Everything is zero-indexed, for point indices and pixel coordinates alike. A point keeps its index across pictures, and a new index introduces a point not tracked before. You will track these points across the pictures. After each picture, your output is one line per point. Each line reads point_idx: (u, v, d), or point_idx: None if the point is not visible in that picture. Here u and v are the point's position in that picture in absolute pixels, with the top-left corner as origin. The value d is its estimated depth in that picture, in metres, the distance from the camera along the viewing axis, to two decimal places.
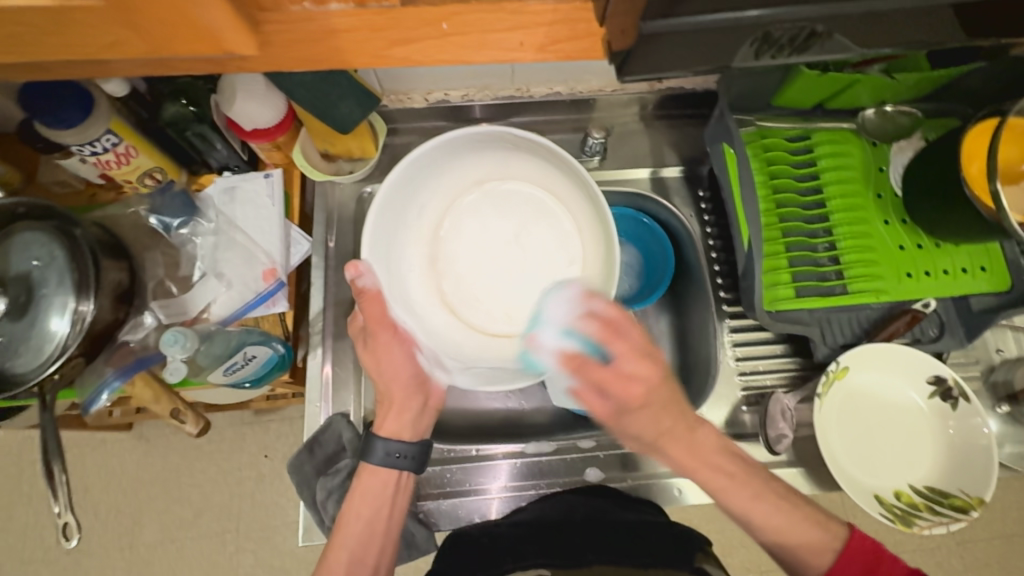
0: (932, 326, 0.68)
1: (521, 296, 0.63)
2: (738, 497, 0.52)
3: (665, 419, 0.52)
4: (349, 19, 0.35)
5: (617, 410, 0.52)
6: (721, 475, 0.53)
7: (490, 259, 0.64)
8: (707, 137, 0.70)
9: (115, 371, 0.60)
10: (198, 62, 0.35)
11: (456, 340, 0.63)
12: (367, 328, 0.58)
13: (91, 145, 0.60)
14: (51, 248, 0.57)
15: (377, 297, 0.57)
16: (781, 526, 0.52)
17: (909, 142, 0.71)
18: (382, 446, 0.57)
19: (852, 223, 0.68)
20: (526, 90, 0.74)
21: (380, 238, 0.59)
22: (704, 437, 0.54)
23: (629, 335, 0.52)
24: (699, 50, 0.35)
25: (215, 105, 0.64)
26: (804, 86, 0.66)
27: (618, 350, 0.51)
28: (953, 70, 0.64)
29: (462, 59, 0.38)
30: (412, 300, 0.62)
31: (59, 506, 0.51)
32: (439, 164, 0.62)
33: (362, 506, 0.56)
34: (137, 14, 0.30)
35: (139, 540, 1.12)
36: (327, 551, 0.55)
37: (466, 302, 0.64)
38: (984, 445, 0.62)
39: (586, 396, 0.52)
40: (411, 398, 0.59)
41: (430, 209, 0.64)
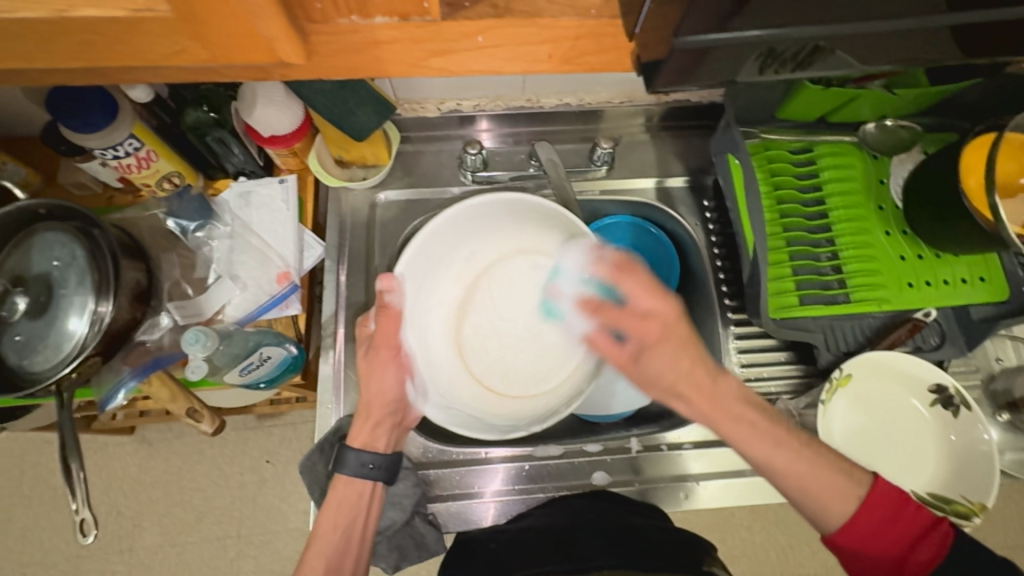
0: (934, 335, 0.70)
1: (525, 367, 0.68)
2: (766, 449, 0.52)
3: (683, 357, 0.55)
4: (395, 32, 0.36)
5: (635, 351, 0.58)
6: (742, 424, 0.54)
7: (510, 323, 0.69)
8: (712, 148, 0.72)
9: (132, 370, 0.62)
10: (247, 69, 0.36)
11: (452, 380, 0.67)
12: (374, 342, 0.60)
13: (113, 149, 0.61)
14: (72, 248, 0.59)
15: (393, 318, 0.59)
16: (802, 473, 0.51)
17: (911, 155, 0.73)
18: (358, 456, 0.58)
19: (854, 234, 0.70)
20: (536, 101, 0.76)
21: (421, 261, 0.64)
22: (727, 385, 0.55)
23: (642, 275, 0.58)
24: (714, 66, 0.37)
25: (236, 112, 0.66)
26: (808, 100, 0.68)
27: (628, 289, 0.57)
28: (953, 86, 0.66)
29: (494, 70, 0.39)
30: (426, 336, 0.67)
31: (76, 501, 0.52)
32: (496, 220, 0.66)
33: (337, 516, 0.57)
34: (198, 25, 0.32)
35: (139, 545, 1.11)
36: (304, 560, 0.57)
37: (475, 348, 0.68)
38: (984, 452, 0.63)
39: (598, 338, 0.61)
40: (389, 415, 0.61)
41: (476, 258, 0.69)
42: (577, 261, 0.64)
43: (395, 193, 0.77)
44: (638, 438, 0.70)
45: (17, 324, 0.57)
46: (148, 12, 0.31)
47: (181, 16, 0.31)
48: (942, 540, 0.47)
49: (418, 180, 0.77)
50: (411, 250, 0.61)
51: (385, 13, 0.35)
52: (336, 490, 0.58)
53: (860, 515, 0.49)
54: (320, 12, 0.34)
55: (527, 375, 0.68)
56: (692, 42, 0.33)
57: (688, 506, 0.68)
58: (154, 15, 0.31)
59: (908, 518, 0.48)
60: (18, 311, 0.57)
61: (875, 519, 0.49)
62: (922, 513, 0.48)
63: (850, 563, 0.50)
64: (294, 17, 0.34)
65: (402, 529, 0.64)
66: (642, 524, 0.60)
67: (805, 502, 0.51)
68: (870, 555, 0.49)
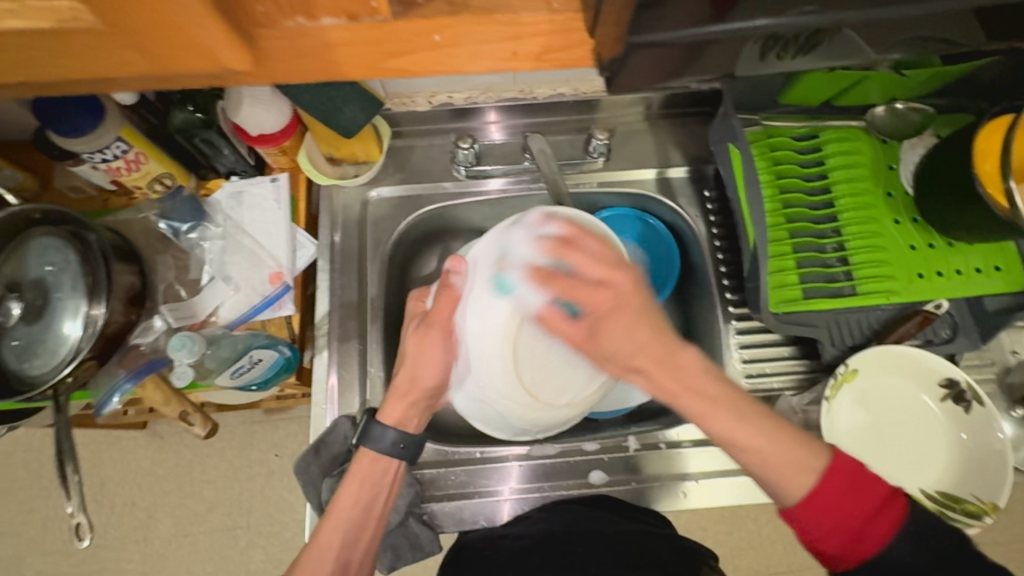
0: (945, 327, 0.67)
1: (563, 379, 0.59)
2: (719, 417, 0.50)
3: (641, 330, 0.50)
4: (347, 34, 0.34)
5: (584, 334, 0.53)
6: (701, 399, 0.50)
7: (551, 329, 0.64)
8: (712, 137, 0.69)
9: (127, 374, 0.62)
10: (202, 78, 0.35)
11: (493, 377, 0.57)
12: (427, 319, 0.60)
13: (101, 152, 0.61)
14: (65, 254, 0.59)
15: (452, 298, 0.58)
16: (762, 447, 0.48)
17: (923, 139, 0.70)
18: (387, 434, 0.58)
19: (861, 223, 0.68)
20: (529, 91, 0.74)
21: (498, 251, 0.60)
22: (688, 360, 0.51)
23: (587, 250, 0.53)
24: (688, 61, 0.35)
25: (222, 111, 0.65)
26: (810, 84, 0.66)
27: (579, 261, 0.53)
28: (965, 66, 0.63)
29: (458, 71, 0.38)
30: (484, 332, 0.56)
31: (72, 504, 0.53)
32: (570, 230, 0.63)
33: (360, 490, 0.57)
34: (134, 36, 0.31)
35: (154, 536, 1.14)
36: (319, 533, 0.56)
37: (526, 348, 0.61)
38: (998, 451, 0.61)
39: (553, 319, 0.54)
40: (424, 398, 0.61)
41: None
42: (527, 237, 0.55)
43: (387, 189, 0.75)
44: (636, 436, 0.69)
45: (12, 329, 0.57)
46: (75, 23, 0.30)
47: (113, 24, 0.30)
48: (898, 516, 0.44)
49: (411, 176, 0.76)
50: (489, 236, 0.58)
51: (333, 14, 0.34)
52: (360, 463, 0.58)
53: (814, 491, 0.46)
54: (265, 16, 0.33)
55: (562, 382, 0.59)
56: (652, 38, 0.32)
57: (687, 504, 0.67)
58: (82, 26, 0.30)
59: (864, 488, 0.45)
60: (13, 316, 0.57)
61: (840, 490, 0.45)
62: (878, 486, 0.45)
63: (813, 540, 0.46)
64: (239, 24, 0.33)
65: (397, 530, 0.64)
66: (632, 531, 0.60)
67: (766, 473, 0.48)
68: (828, 529, 0.45)
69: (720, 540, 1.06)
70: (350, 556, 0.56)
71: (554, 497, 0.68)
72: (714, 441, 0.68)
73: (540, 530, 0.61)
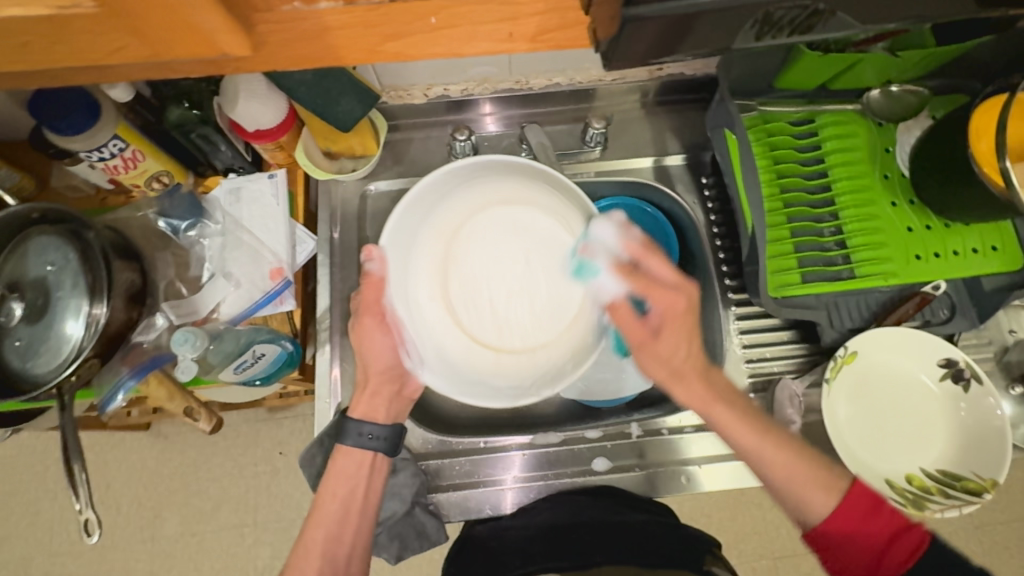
0: (943, 308, 0.68)
1: (523, 322, 0.63)
2: (739, 429, 0.55)
3: (694, 339, 0.56)
4: (341, 17, 0.35)
5: (646, 337, 0.58)
6: (728, 410, 0.55)
7: (494, 278, 0.64)
8: (708, 123, 0.70)
9: (131, 371, 0.62)
10: (197, 64, 0.35)
11: (443, 339, 0.62)
12: (358, 309, 0.59)
13: (98, 150, 0.61)
14: (65, 252, 0.59)
15: (376, 285, 0.58)
16: (784, 462, 0.53)
17: (919, 121, 0.69)
18: (360, 428, 0.59)
19: (858, 206, 0.68)
20: (525, 82, 0.74)
21: (404, 231, 0.60)
22: (717, 377, 0.57)
23: (654, 268, 0.57)
24: (682, 36, 0.35)
25: (217, 107, 0.64)
26: (807, 69, 0.65)
27: (653, 266, 0.57)
28: (961, 46, 0.63)
29: (456, 53, 0.38)
30: (419, 292, 0.63)
31: (81, 501, 0.53)
32: (469, 177, 0.62)
33: (340, 485, 0.57)
34: (131, 19, 0.31)
35: (161, 535, 1.14)
36: (305, 529, 0.57)
37: (469, 307, 0.64)
38: (998, 428, 0.61)
39: (620, 314, 0.59)
40: (385, 385, 0.60)
41: (450, 215, 0.64)
42: (610, 233, 0.59)
43: (385, 183, 0.75)
44: (639, 422, 0.70)
45: (14, 329, 0.57)
46: (75, 9, 0.30)
47: (109, 9, 0.30)
48: (918, 545, 0.47)
49: (408, 169, 0.76)
50: (394, 221, 0.59)
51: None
52: (337, 459, 0.58)
53: (837, 515, 0.50)
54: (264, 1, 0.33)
55: (519, 322, 0.63)
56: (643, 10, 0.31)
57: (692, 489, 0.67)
58: (79, 12, 0.30)
59: (884, 517, 0.49)
60: (15, 317, 0.57)
61: (856, 517, 0.49)
62: (898, 516, 0.49)
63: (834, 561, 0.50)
64: (235, 7, 0.32)
65: (403, 520, 0.65)
66: (637, 521, 0.61)
67: (786, 491, 0.52)
68: (852, 549, 0.49)
69: (724, 527, 1.07)
70: (336, 550, 0.56)
71: (558, 485, 0.68)
72: (715, 426, 0.69)
73: (545, 522, 0.62)
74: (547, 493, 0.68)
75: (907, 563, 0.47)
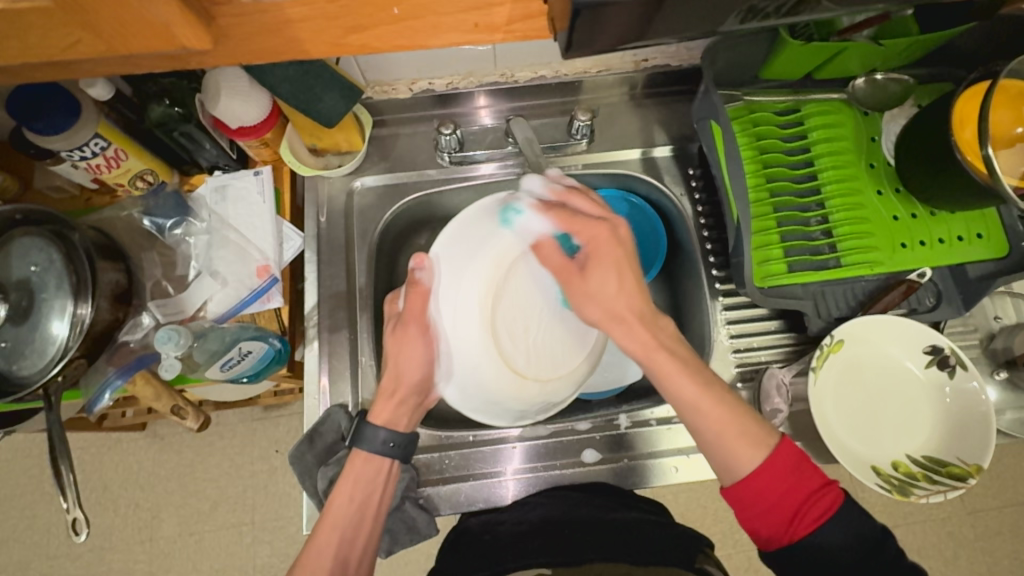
0: (929, 295, 0.68)
1: (551, 355, 0.63)
2: (681, 379, 0.54)
3: (625, 274, 0.56)
4: (302, 9, 0.34)
5: (575, 266, 0.59)
6: (675, 351, 0.56)
7: (529, 311, 0.63)
8: (694, 114, 0.70)
9: (117, 371, 0.63)
10: (157, 58, 0.35)
11: (478, 361, 0.59)
12: (403, 317, 0.60)
13: (79, 150, 0.60)
14: (49, 253, 0.58)
15: (421, 294, 0.60)
16: (721, 417, 0.52)
17: (903, 110, 0.70)
18: (379, 435, 0.60)
19: (844, 195, 0.68)
20: (510, 75, 0.74)
21: (458, 242, 0.61)
22: (664, 324, 0.57)
23: (581, 206, 0.59)
24: (639, 21, 0.35)
25: (199, 104, 0.64)
26: (791, 57, 0.65)
27: (578, 205, 0.59)
28: (946, 33, 0.63)
29: (420, 44, 0.38)
30: (461, 311, 0.59)
31: (68, 501, 0.53)
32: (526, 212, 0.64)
33: (354, 490, 0.58)
34: (83, 13, 0.30)
35: (159, 535, 1.15)
36: (316, 533, 0.56)
37: (504, 332, 0.61)
38: (982, 413, 0.62)
39: (546, 248, 0.60)
40: (412, 395, 0.62)
41: (510, 244, 0.61)
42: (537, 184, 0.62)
43: (372, 179, 0.75)
44: (627, 414, 0.70)
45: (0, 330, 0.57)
46: (25, 3, 0.30)
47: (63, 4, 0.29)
48: (831, 505, 0.48)
49: (395, 165, 0.76)
50: (449, 235, 0.61)
51: None
52: (353, 464, 0.59)
53: (760, 468, 0.49)
54: None
55: (550, 355, 0.63)
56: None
57: (677, 479, 0.67)
58: (31, 6, 0.30)
59: (806, 474, 0.49)
60: None
61: (780, 473, 0.49)
62: (817, 474, 0.49)
63: (749, 519, 0.49)
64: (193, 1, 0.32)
65: (394, 514, 0.65)
66: (632, 519, 0.62)
67: (716, 444, 0.51)
68: (770, 509, 0.48)
69: (721, 516, 1.12)
70: (348, 553, 0.56)
71: (547, 477, 0.68)
72: None
73: (538, 516, 0.62)
74: (537, 485, 0.68)
75: (821, 520, 0.47)
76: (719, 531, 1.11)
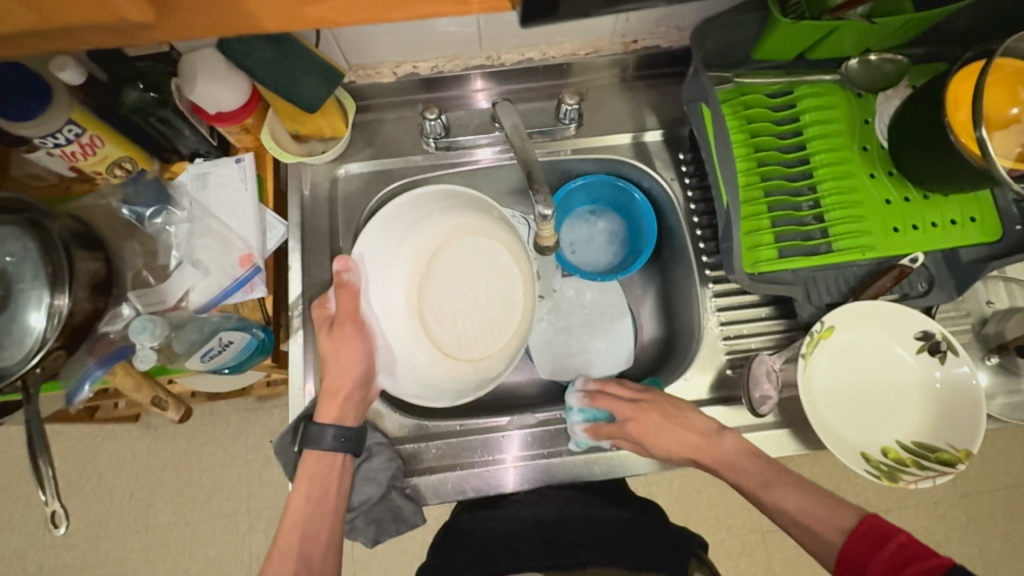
0: (921, 281, 0.67)
1: (478, 335, 0.69)
2: (783, 492, 0.59)
3: (670, 424, 0.64)
4: None
5: (638, 442, 0.65)
6: (762, 472, 0.61)
7: (459, 296, 0.70)
8: (684, 97, 0.68)
9: (97, 362, 0.61)
10: (101, 33, 0.33)
11: (413, 349, 0.69)
12: (337, 318, 0.63)
13: (53, 136, 0.59)
14: (24, 243, 0.56)
15: (352, 293, 0.63)
16: (806, 509, 0.57)
17: (898, 91, 0.68)
18: (326, 432, 0.60)
19: (836, 179, 0.67)
20: (496, 58, 0.72)
21: (379, 241, 0.67)
22: (724, 443, 0.63)
23: (614, 393, 0.68)
24: None
25: (176, 89, 0.62)
26: (782, 38, 0.63)
27: (610, 404, 0.67)
28: (942, 11, 0.61)
29: (383, 17, 0.35)
30: (390, 303, 0.69)
31: (46, 493, 0.52)
32: (436, 206, 0.68)
33: (309, 489, 0.60)
34: None
35: (154, 525, 1.15)
36: (279, 534, 0.60)
37: (435, 317, 0.70)
38: (972, 398, 0.61)
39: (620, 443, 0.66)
40: (356, 390, 0.63)
41: (429, 237, 0.70)
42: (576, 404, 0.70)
43: (356, 166, 0.74)
44: None
45: None
46: None
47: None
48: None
49: (380, 150, 0.74)
50: (366, 235, 0.64)
51: None
52: (306, 465, 0.61)
53: (843, 552, 0.53)
54: None
55: (479, 336, 0.69)
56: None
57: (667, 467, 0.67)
58: None
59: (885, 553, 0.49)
60: None
61: (862, 553, 0.51)
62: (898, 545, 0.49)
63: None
64: None
65: (379, 503, 0.65)
66: (620, 517, 0.64)
67: (804, 536, 0.56)
68: None
69: (714, 502, 1.12)
70: (312, 550, 0.60)
71: (536, 466, 0.68)
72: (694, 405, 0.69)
73: (531, 517, 0.64)
74: (527, 474, 0.67)
75: None
76: (712, 516, 1.12)
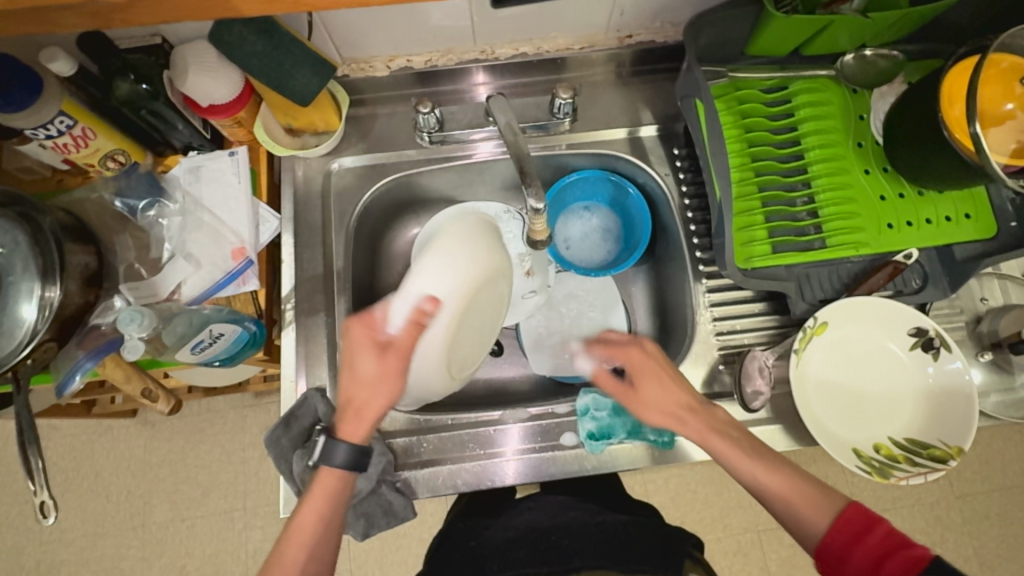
0: (915, 277, 0.67)
1: (471, 358, 0.68)
2: (744, 463, 0.56)
3: (667, 381, 0.60)
4: None
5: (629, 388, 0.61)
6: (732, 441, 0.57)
7: (477, 323, 0.66)
8: (678, 92, 0.68)
9: (86, 354, 0.61)
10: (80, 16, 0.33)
11: (432, 379, 0.62)
12: (391, 349, 0.54)
13: (44, 128, 0.59)
14: (13, 234, 0.56)
15: (415, 333, 0.55)
16: (782, 481, 0.54)
17: (892, 87, 0.68)
18: (339, 449, 0.55)
19: (830, 175, 0.66)
20: (491, 52, 0.72)
21: (439, 270, 0.58)
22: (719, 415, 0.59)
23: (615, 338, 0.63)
24: None
25: (168, 81, 0.62)
26: (776, 33, 0.63)
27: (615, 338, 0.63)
28: (937, 6, 0.60)
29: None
30: (436, 338, 0.59)
31: (35, 484, 0.53)
32: (480, 235, 0.65)
33: (325, 505, 0.54)
34: None
35: (151, 521, 1.15)
36: (282, 553, 0.53)
37: (458, 346, 0.64)
38: (965, 395, 0.61)
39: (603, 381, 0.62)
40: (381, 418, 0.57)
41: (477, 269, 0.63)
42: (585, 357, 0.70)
43: (350, 160, 0.74)
44: None
45: None
46: None
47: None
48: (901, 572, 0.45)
49: (374, 145, 0.74)
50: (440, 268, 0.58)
51: None
52: (324, 483, 0.55)
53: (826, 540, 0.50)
54: None
55: (470, 360, 0.69)
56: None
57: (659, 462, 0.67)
58: None
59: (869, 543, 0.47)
60: None
61: (846, 541, 0.49)
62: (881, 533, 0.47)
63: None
64: None
65: (370, 497, 0.64)
66: (617, 523, 0.63)
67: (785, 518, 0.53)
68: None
69: (710, 501, 1.12)
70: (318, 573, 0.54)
71: (527, 461, 0.67)
72: None
73: (523, 527, 0.64)
74: (518, 469, 0.67)
75: None
76: (708, 515, 1.12)
